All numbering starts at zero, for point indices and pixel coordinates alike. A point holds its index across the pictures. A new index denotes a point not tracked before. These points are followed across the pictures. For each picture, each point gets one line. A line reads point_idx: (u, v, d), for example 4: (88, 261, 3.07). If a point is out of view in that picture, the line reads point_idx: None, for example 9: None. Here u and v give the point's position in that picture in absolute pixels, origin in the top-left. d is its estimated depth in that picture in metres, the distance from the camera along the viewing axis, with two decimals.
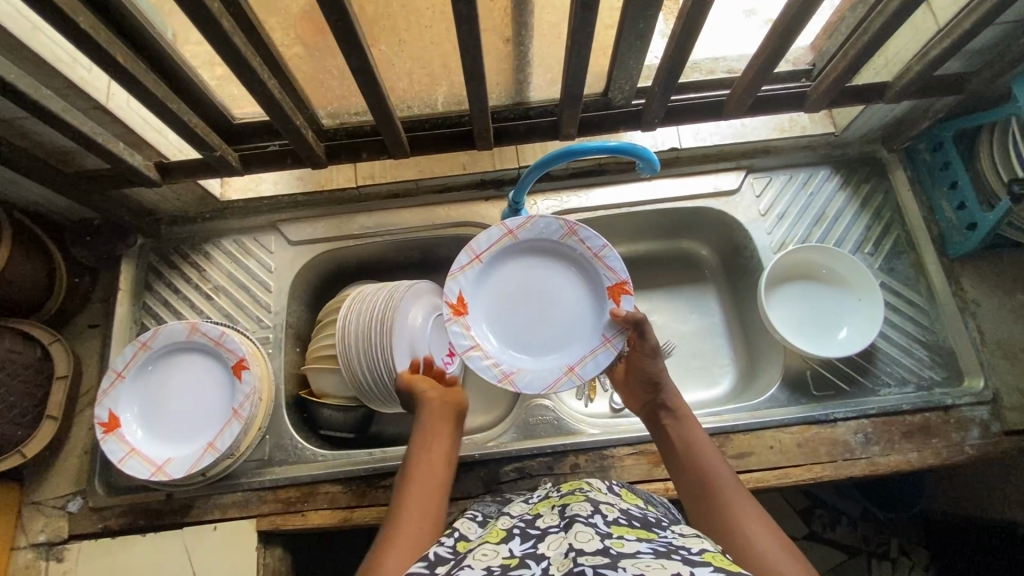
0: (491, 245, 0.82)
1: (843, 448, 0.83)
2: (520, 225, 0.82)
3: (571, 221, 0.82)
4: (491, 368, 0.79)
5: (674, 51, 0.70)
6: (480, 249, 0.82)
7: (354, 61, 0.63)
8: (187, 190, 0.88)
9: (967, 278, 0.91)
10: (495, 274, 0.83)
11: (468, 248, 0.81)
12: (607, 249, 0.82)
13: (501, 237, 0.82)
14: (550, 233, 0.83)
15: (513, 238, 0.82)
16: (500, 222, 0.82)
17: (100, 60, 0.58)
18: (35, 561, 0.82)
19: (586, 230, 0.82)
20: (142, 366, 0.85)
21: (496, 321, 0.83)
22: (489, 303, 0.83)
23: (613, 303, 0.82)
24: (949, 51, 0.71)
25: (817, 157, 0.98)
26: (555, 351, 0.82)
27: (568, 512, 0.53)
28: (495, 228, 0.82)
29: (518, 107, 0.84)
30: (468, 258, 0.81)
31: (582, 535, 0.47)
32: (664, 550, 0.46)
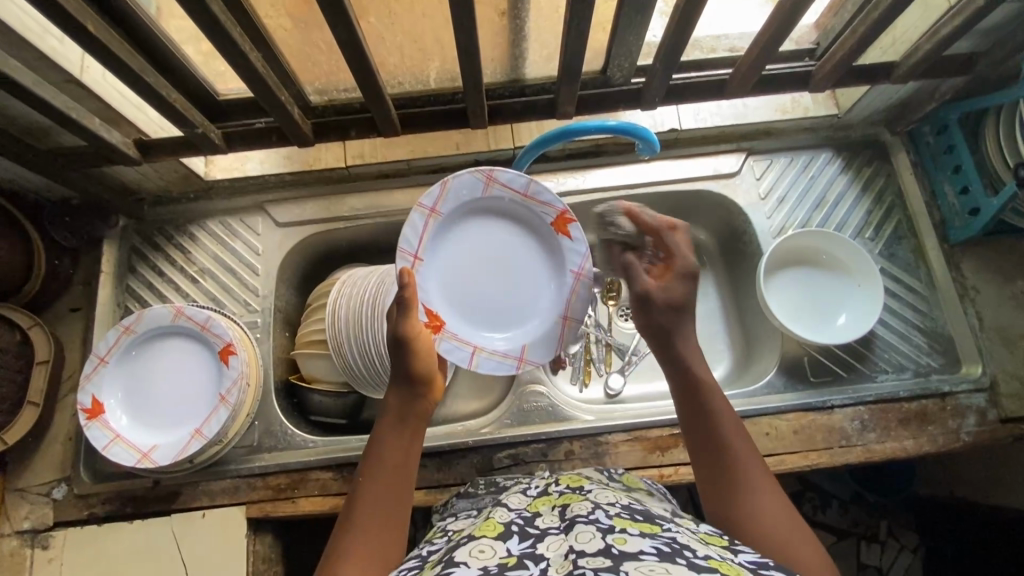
0: (421, 234, 0.76)
1: (839, 435, 0.83)
2: (437, 199, 0.77)
3: (486, 170, 0.77)
4: (501, 358, 0.79)
5: (677, 27, 0.67)
6: (414, 247, 0.76)
7: (341, 33, 0.59)
8: (170, 169, 0.85)
9: (968, 264, 0.89)
10: (440, 264, 0.79)
11: (402, 254, 0.75)
12: (533, 184, 0.79)
13: (426, 220, 0.77)
14: (470, 191, 0.78)
15: (438, 215, 0.77)
16: (415, 205, 0.76)
17: (71, 30, 0.54)
18: (20, 549, 0.80)
19: (504, 173, 0.78)
20: (125, 351, 0.82)
21: (468, 311, 0.80)
22: (454, 293, 0.80)
23: (564, 236, 0.81)
24: (961, 29, 0.68)
25: (818, 139, 0.95)
26: (538, 306, 0.82)
27: (567, 513, 0.52)
28: (415, 215, 0.76)
29: (513, 85, 0.80)
30: (409, 262, 0.76)
31: (583, 536, 0.46)
32: (668, 551, 0.44)
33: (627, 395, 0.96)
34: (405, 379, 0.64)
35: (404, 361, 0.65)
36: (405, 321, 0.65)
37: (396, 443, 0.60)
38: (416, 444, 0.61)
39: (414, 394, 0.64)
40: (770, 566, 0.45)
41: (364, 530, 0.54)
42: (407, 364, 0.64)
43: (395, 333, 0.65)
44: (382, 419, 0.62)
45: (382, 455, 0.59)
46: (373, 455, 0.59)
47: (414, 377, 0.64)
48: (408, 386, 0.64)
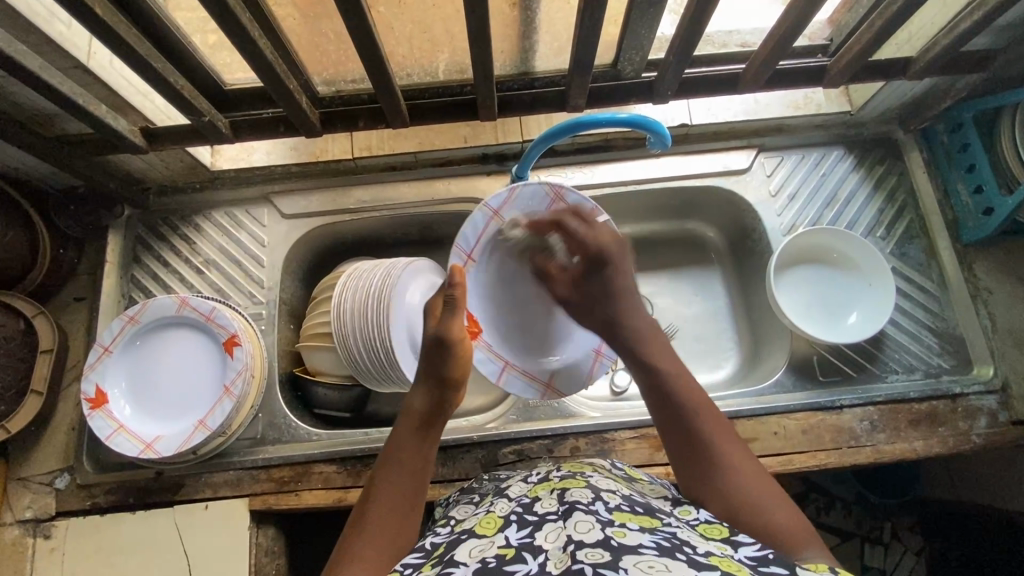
0: (479, 234, 0.80)
1: (848, 435, 0.82)
2: (503, 204, 0.79)
3: (554, 186, 0.79)
4: (528, 382, 0.82)
5: (691, 20, 0.66)
6: (469, 245, 0.80)
7: (351, 20, 0.58)
8: (176, 158, 0.84)
9: (980, 264, 0.88)
10: (494, 267, 0.83)
11: (457, 250, 0.80)
12: (596, 211, 0.78)
13: (487, 222, 0.80)
14: (537, 203, 0.80)
15: (501, 218, 0.80)
16: (480, 205, 0.79)
17: (79, 13, 0.54)
18: (22, 539, 0.80)
19: (570, 193, 0.78)
20: (130, 342, 0.82)
21: (508, 324, 0.84)
22: (500, 302, 0.84)
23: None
24: (980, 23, 0.67)
25: (830, 137, 0.94)
26: (573, 333, 0.85)
27: (567, 498, 0.51)
28: (478, 214, 0.79)
29: (523, 77, 0.79)
30: (462, 259, 0.81)
31: (581, 526, 0.46)
32: (668, 545, 0.44)
33: (633, 392, 0.95)
34: (436, 382, 0.64)
35: (438, 364, 0.65)
36: (450, 322, 0.67)
37: (412, 444, 0.60)
38: (434, 448, 0.61)
39: (442, 400, 0.63)
40: (770, 561, 0.44)
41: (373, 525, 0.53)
42: (443, 368, 0.65)
43: (438, 333, 0.66)
44: (403, 422, 0.62)
45: (400, 457, 0.59)
46: (391, 455, 0.59)
47: (446, 383, 0.64)
48: (437, 390, 0.64)
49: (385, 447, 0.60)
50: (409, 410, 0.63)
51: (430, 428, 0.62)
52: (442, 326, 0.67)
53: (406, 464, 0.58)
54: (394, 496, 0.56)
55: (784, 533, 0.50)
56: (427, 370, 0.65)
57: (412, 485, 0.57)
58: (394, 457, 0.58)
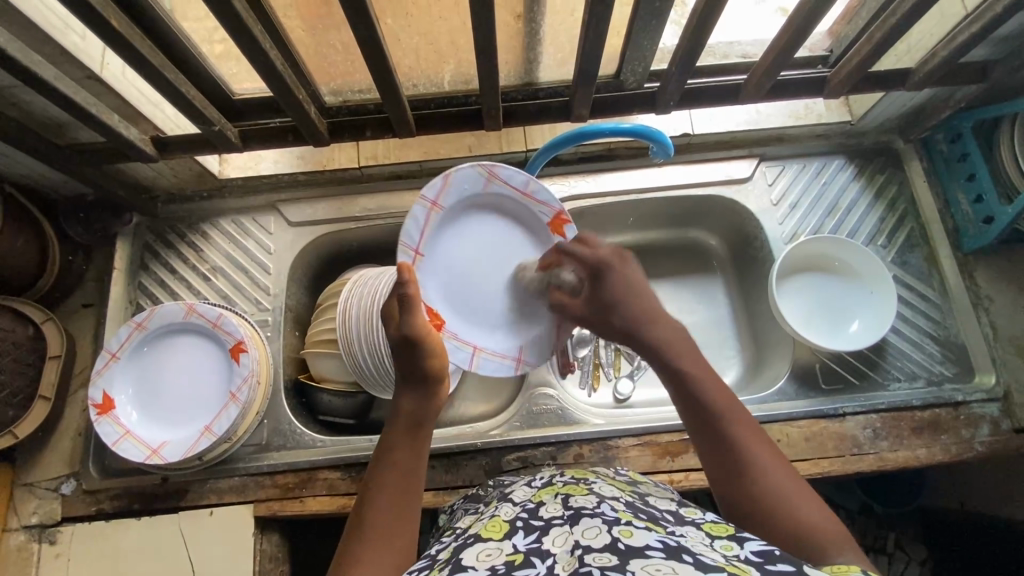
0: (422, 229, 0.74)
1: (851, 443, 0.82)
2: (440, 193, 0.74)
3: (489, 166, 0.77)
4: (501, 361, 0.80)
5: (693, 33, 0.67)
6: (415, 241, 0.74)
7: (361, 32, 0.60)
8: (185, 166, 0.86)
9: (981, 272, 0.89)
10: (438, 259, 0.77)
11: (404, 248, 0.73)
12: (532, 182, 0.80)
13: (427, 214, 0.74)
14: (470, 185, 0.77)
15: (439, 207, 0.75)
16: (418, 198, 0.73)
17: (95, 26, 0.55)
18: (28, 544, 0.80)
19: (505, 169, 0.78)
20: (136, 348, 0.82)
21: (468, 310, 0.80)
22: (454, 290, 0.79)
23: (558, 236, 0.83)
24: (978, 36, 0.68)
25: (831, 146, 0.95)
26: (534, 307, 0.83)
27: (572, 503, 0.52)
28: (416, 208, 0.73)
29: (527, 88, 0.81)
30: (410, 257, 0.74)
31: (589, 531, 0.46)
32: (674, 546, 0.45)
33: (636, 400, 0.96)
34: (420, 381, 0.63)
35: (415, 362, 0.64)
36: (413, 321, 0.64)
37: (402, 447, 0.59)
38: (425, 447, 0.61)
39: (425, 397, 0.63)
40: (777, 559, 0.43)
41: (373, 534, 0.53)
42: (420, 365, 0.64)
43: (402, 332, 0.64)
44: (391, 427, 0.61)
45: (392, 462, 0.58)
46: (382, 460, 0.58)
47: (427, 379, 0.63)
48: (419, 388, 0.63)
49: (375, 454, 0.59)
50: (397, 414, 0.62)
51: (418, 428, 0.61)
52: (406, 325, 0.64)
53: (397, 468, 0.57)
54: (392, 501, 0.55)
55: (814, 532, 0.49)
56: (405, 370, 0.64)
57: (408, 487, 0.57)
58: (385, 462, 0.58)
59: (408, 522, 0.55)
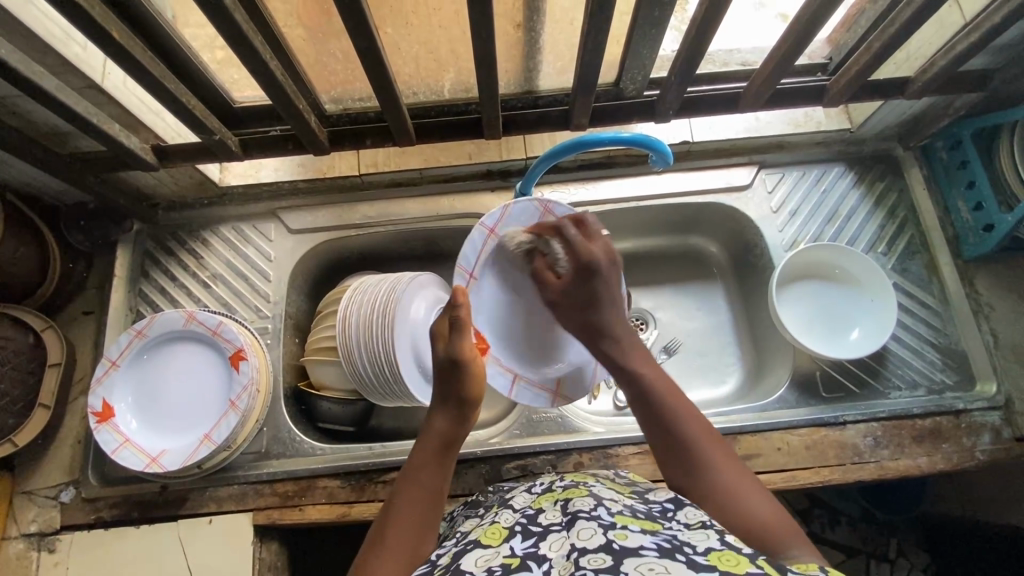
0: (478, 254, 0.79)
1: (852, 451, 0.82)
2: (498, 222, 0.78)
3: (543, 202, 0.79)
4: (538, 391, 0.83)
5: (692, 42, 0.67)
6: (471, 264, 0.79)
7: (361, 42, 0.60)
8: (186, 174, 0.86)
9: (981, 279, 0.89)
10: (493, 285, 0.82)
11: (460, 270, 0.78)
12: (583, 221, 0.81)
13: (485, 239, 0.79)
14: (527, 218, 0.80)
15: (496, 235, 0.79)
16: (477, 223, 0.78)
17: (96, 37, 0.55)
18: (26, 552, 0.80)
19: (558, 206, 0.80)
20: (136, 356, 0.82)
21: (512, 337, 0.84)
22: (502, 315, 0.83)
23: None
24: (976, 45, 0.68)
25: (831, 153, 0.95)
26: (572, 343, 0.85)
27: (569, 507, 0.52)
28: (475, 233, 0.78)
29: (527, 96, 0.82)
30: (465, 279, 0.79)
31: (584, 532, 0.46)
32: (668, 546, 0.45)
33: None
34: (455, 404, 0.64)
35: (455, 385, 0.64)
36: (460, 343, 0.65)
37: (432, 466, 0.60)
38: (451, 468, 0.61)
39: (460, 420, 0.63)
40: (771, 562, 0.44)
41: (390, 548, 0.54)
42: (459, 389, 0.64)
43: (449, 355, 0.65)
44: (423, 443, 0.62)
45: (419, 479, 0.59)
46: (409, 475, 0.59)
47: (466, 403, 0.64)
48: (457, 410, 0.63)
49: (403, 468, 0.60)
50: (430, 432, 0.63)
51: (450, 449, 0.62)
52: (453, 347, 0.65)
53: (424, 486, 0.58)
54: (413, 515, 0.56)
55: (767, 529, 0.51)
56: (444, 391, 0.64)
57: (431, 507, 0.57)
58: (413, 478, 0.59)
59: (424, 540, 0.56)
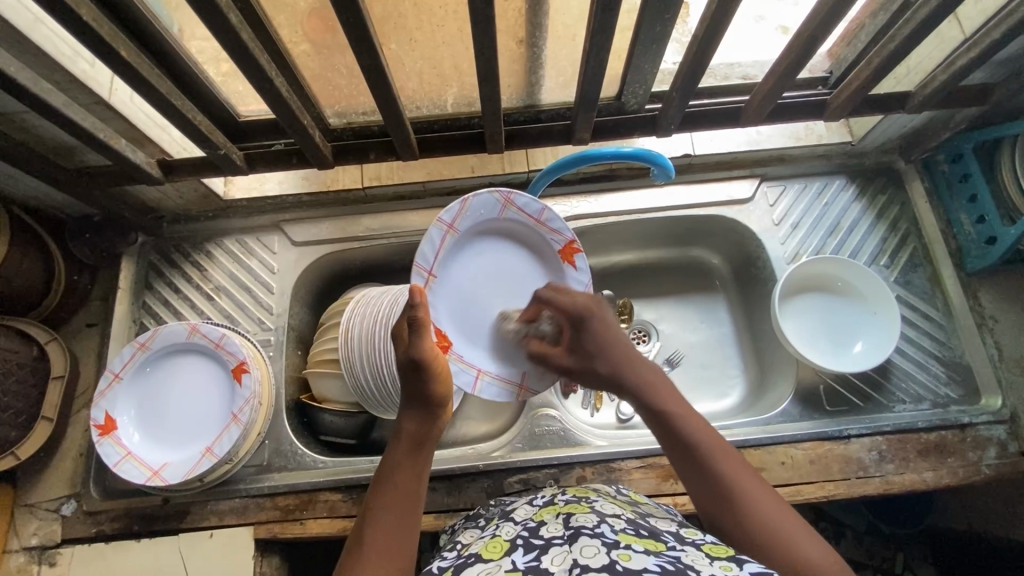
0: (437, 250, 0.75)
1: (856, 465, 0.81)
2: (458, 216, 0.75)
3: (506, 193, 0.78)
4: (502, 386, 0.80)
5: (693, 58, 0.68)
6: (430, 262, 0.74)
7: (365, 60, 0.61)
8: (190, 187, 0.86)
9: (985, 293, 0.89)
10: (448, 282, 0.78)
11: (418, 269, 0.73)
12: (546, 211, 0.81)
13: (443, 236, 0.75)
14: (487, 210, 0.78)
15: (456, 230, 0.76)
16: (435, 220, 0.73)
17: (103, 55, 0.56)
18: (27, 565, 0.80)
19: (521, 197, 0.79)
20: (140, 368, 0.83)
21: (473, 332, 0.80)
22: (461, 314, 0.79)
23: (568, 265, 0.84)
24: (976, 60, 0.69)
25: (832, 167, 0.96)
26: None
27: (572, 522, 0.52)
28: (433, 230, 0.73)
29: (530, 110, 0.82)
30: (425, 278, 0.75)
31: (587, 550, 0.46)
32: (672, 568, 0.45)
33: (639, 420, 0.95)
34: (426, 405, 0.63)
35: (421, 385, 0.63)
36: (421, 344, 0.62)
37: (406, 468, 0.59)
38: (426, 469, 0.61)
39: (430, 418, 0.63)
40: None
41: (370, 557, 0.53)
42: (425, 388, 0.63)
43: (411, 356, 0.62)
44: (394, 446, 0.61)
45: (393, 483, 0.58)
46: (382, 481, 0.58)
47: (433, 403, 0.63)
48: (424, 409, 0.63)
49: (377, 474, 0.59)
50: (400, 434, 0.62)
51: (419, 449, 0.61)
52: (413, 348, 0.62)
53: (400, 488, 0.57)
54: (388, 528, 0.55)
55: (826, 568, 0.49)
56: (410, 392, 0.63)
57: (407, 512, 0.57)
58: (389, 481, 0.58)
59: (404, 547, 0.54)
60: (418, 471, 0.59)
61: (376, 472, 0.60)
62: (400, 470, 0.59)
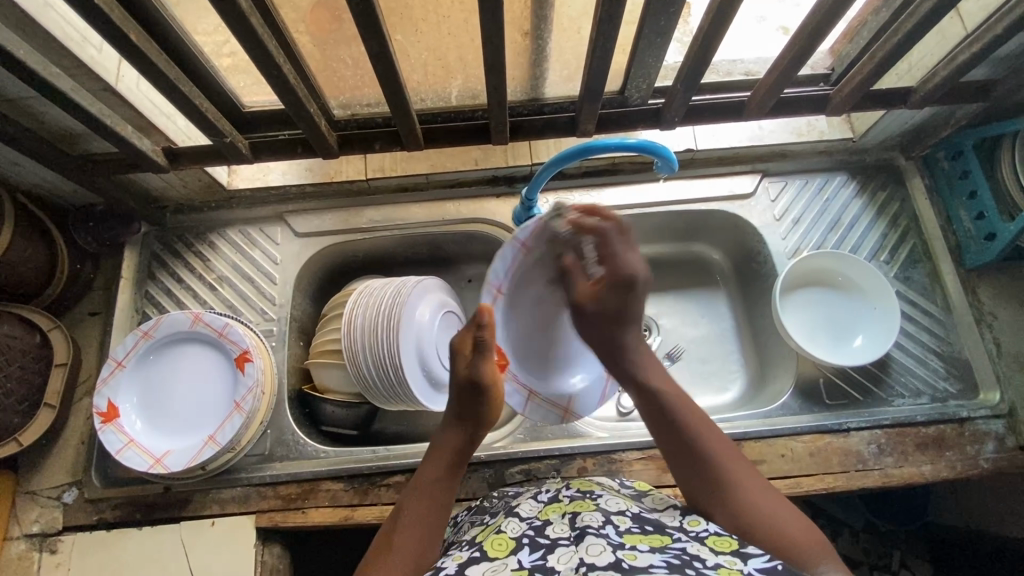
0: (507, 268, 0.79)
1: (856, 458, 0.82)
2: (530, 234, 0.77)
3: (582, 210, 0.76)
4: (551, 408, 0.85)
5: (698, 52, 0.68)
6: (499, 280, 0.79)
7: (373, 48, 0.61)
8: (194, 177, 0.87)
9: (984, 289, 0.89)
10: (514, 301, 0.82)
11: (489, 287, 0.78)
12: None
13: (514, 254, 0.79)
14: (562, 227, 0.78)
15: (528, 248, 0.79)
16: (509, 239, 0.77)
17: (113, 39, 0.56)
18: (28, 553, 0.80)
19: (595, 215, 0.77)
20: (142, 356, 0.83)
21: (530, 354, 0.85)
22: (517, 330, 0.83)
23: None
24: (978, 56, 0.69)
25: (833, 163, 0.96)
26: (576, 361, 0.87)
27: (578, 522, 0.52)
28: (507, 248, 0.77)
29: (533, 103, 0.82)
30: (492, 296, 0.79)
31: (593, 549, 0.47)
32: (677, 563, 0.45)
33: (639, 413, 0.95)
34: (471, 424, 0.68)
35: (473, 406, 0.68)
36: (482, 368, 0.67)
37: (445, 479, 0.64)
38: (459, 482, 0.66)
39: (474, 440, 0.68)
40: None
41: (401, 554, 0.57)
42: (475, 410, 0.68)
43: (471, 376, 0.67)
44: (438, 453, 0.66)
45: (431, 492, 0.63)
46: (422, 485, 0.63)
47: (479, 424, 0.68)
48: (472, 428, 0.68)
49: (420, 477, 0.64)
50: (445, 445, 0.67)
51: (456, 466, 0.66)
52: (475, 370, 0.67)
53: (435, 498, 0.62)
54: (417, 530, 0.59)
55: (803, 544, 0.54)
56: (461, 410, 0.68)
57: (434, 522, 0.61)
58: (427, 488, 0.63)
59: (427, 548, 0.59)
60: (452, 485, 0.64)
61: (418, 475, 0.65)
62: (439, 481, 0.64)
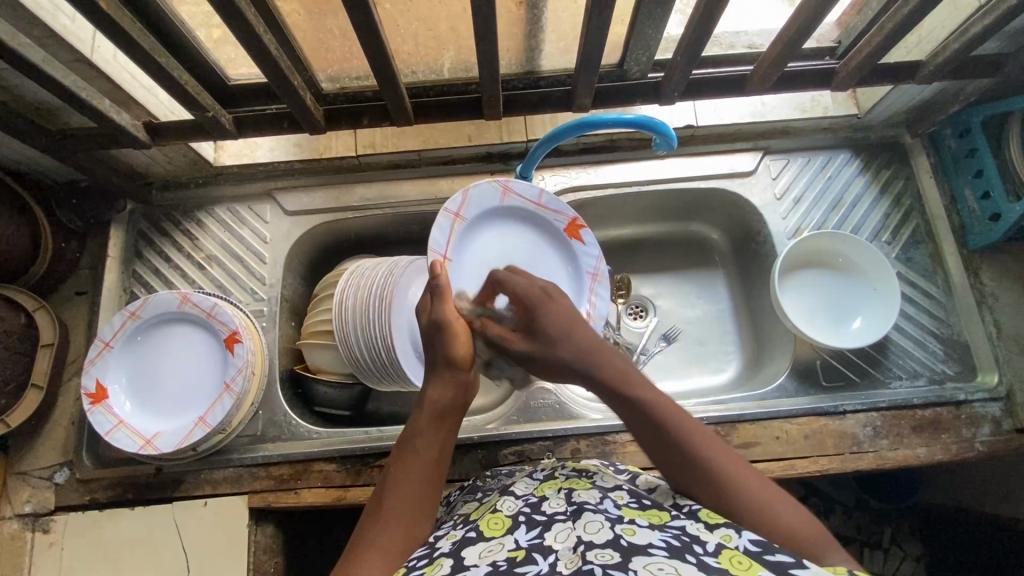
0: (448, 237, 0.77)
1: (850, 441, 0.81)
2: (461, 204, 0.78)
3: (503, 181, 0.81)
4: None
5: (700, 22, 0.65)
6: (442, 248, 0.77)
7: (356, 16, 0.58)
8: (180, 153, 0.84)
9: (986, 271, 0.88)
10: (464, 266, 0.80)
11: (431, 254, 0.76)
12: (545, 193, 0.83)
13: (451, 224, 0.78)
14: (487, 199, 0.81)
15: (461, 218, 0.79)
16: (442, 210, 0.77)
17: (82, 7, 0.53)
18: (20, 533, 0.80)
19: (518, 183, 0.82)
20: (130, 336, 0.81)
21: None
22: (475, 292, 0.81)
23: (577, 241, 0.86)
24: (992, 27, 0.66)
25: (837, 140, 0.94)
26: None
27: (574, 497, 0.52)
28: (441, 220, 0.77)
29: (528, 77, 0.80)
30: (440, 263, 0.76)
31: (591, 526, 0.46)
32: (678, 544, 0.45)
33: None
34: (448, 369, 0.62)
35: (443, 346, 0.63)
36: (441, 307, 0.64)
37: (428, 435, 0.59)
38: (452, 432, 0.61)
39: (455, 383, 0.62)
40: (775, 549, 0.44)
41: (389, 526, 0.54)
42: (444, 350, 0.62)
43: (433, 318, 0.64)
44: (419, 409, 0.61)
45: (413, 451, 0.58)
46: (404, 448, 0.59)
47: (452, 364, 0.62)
48: (448, 373, 0.62)
49: (401, 438, 0.60)
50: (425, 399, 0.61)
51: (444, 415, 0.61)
52: (435, 310, 0.65)
53: (421, 457, 0.58)
54: (405, 502, 0.55)
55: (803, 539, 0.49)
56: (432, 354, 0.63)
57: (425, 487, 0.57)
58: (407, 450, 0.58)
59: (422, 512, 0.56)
60: (442, 438, 0.60)
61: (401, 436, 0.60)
62: (419, 439, 0.59)
